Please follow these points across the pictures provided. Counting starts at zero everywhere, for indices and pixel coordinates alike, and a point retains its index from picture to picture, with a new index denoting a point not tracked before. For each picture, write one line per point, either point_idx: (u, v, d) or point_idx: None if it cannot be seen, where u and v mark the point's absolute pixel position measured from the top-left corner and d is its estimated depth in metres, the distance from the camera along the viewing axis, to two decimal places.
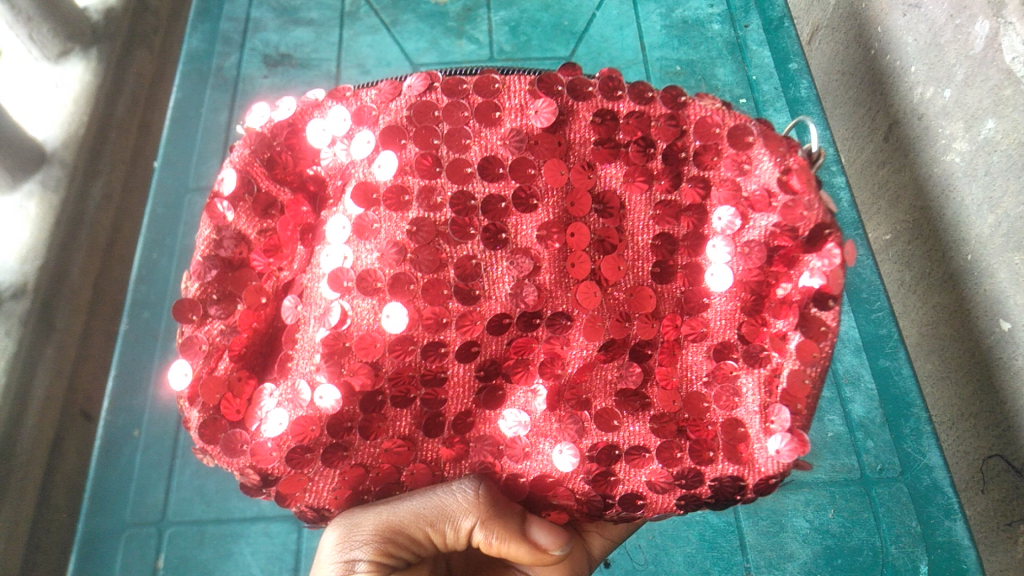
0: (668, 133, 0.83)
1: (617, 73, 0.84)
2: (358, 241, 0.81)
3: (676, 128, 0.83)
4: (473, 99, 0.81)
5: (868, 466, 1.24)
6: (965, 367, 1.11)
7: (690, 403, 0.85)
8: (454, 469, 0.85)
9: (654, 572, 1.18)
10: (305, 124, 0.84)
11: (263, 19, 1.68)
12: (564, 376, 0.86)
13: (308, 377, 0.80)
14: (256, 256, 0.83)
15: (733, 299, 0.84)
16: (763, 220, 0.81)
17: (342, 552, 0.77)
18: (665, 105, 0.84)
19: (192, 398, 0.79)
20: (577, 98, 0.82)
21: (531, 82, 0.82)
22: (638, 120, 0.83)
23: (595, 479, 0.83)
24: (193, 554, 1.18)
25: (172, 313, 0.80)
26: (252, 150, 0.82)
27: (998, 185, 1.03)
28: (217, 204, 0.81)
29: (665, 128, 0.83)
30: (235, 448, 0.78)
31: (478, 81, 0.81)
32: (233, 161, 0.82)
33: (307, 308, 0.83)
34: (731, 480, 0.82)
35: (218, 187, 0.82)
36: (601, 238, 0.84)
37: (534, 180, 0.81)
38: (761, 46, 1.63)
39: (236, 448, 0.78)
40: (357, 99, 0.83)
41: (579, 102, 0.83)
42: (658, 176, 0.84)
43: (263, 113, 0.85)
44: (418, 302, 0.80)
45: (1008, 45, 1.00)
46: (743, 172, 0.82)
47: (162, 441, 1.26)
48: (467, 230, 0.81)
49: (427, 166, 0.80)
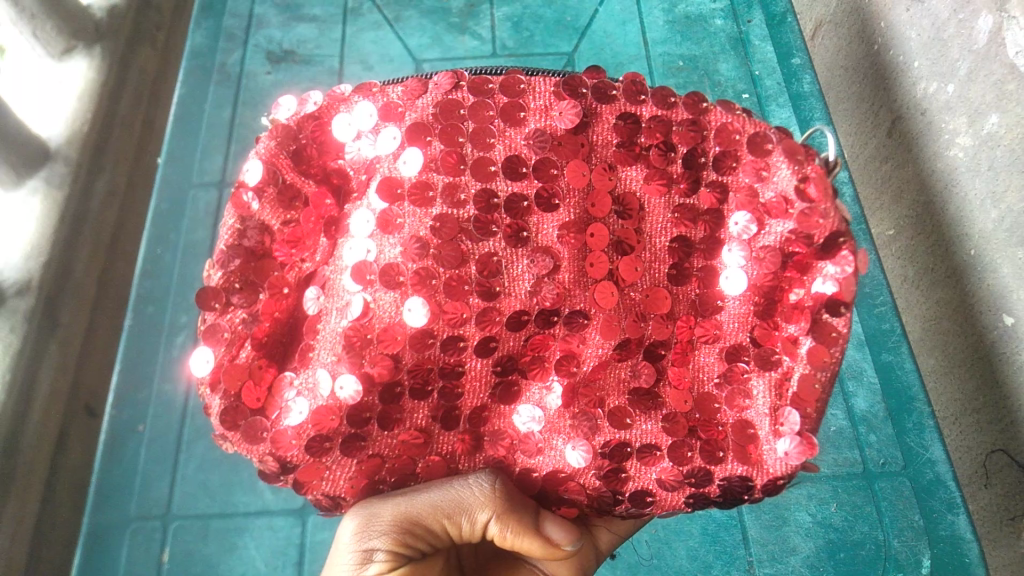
0: (688, 138, 0.83)
1: (641, 77, 0.85)
2: (382, 235, 0.80)
3: (697, 134, 0.83)
4: (498, 99, 0.81)
5: (871, 460, 1.24)
6: (968, 362, 1.11)
7: (702, 404, 0.86)
8: (469, 461, 0.87)
9: (657, 566, 1.18)
10: (331, 117, 0.84)
11: (266, 15, 1.68)
12: (580, 373, 0.86)
13: (329, 368, 0.80)
14: (278, 247, 0.83)
15: (747, 303, 0.85)
16: (779, 226, 0.80)
17: (360, 541, 0.78)
18: (686, 111, 0.83)
19: (214, 384, 0.79)
20: (601, 100, 0.83)
21: (555, 84, 0.83)
22: (660, 124, 0.82)
23: (606, 475, 0.84)
24: (198, 549, 1.18)
25: (194, 301, 0.79)
26: (277, 142, 0.82)
27: (1001, 180, 1.03)
28: (241, 194, 0.81)
29: (686, 133, 0.83)
30: (255, 435, 0.79)
31: (505, 81, 0.82)
32: (259, 153, 0.82)
33: (329, 300, 0.82)
34: (739, 480, 0.82)
35: (242, 178, 0.82)
36: (620, 239, 0.84)
37: (557, 180, 0.81)
38: (763, 42, 1.63)
39: (256, 435, 0.79)
40: (383, 95, 0.83)
41: (602, 104, 0.83)
42: (677, 180, 0.84)
43: (291, 107, 0.85)
44: (439, 296, 0.80)
45: (1010, 39, 1.00)
46: (761, 178, 0.81)
47: (166, 436, 1.26)
48: (490, 228, 0.81)
49: (452, 163, 0.80)
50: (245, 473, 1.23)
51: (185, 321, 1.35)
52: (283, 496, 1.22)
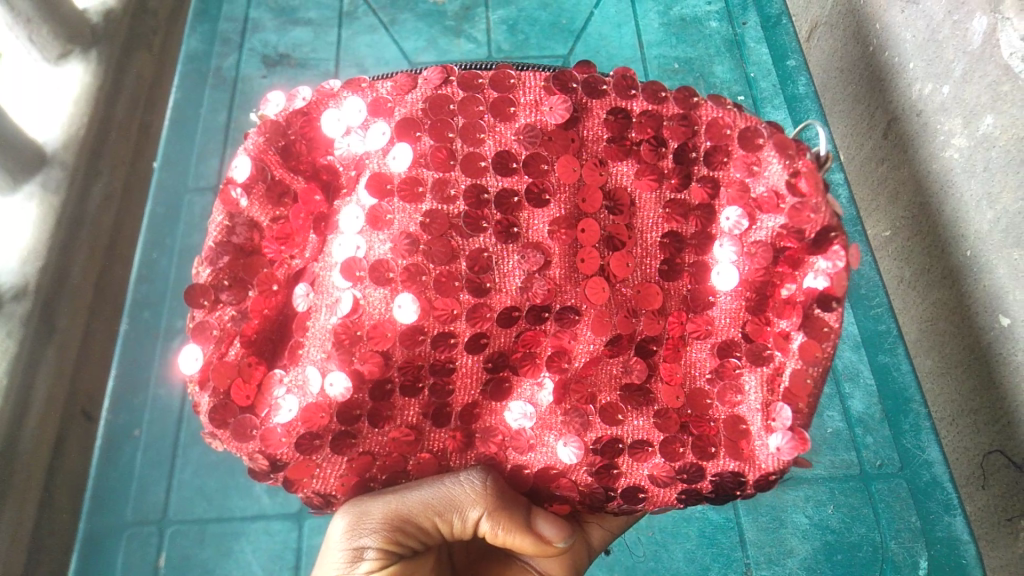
0: (679, 133, 0.82)
1: (632, 72, 0.85)
2: (372, 231, 0.81)
3: (687, 129, 0.82)
4: (487, 94, 0.82)
5: (867, 462, 1.24)
6: (965, 363, 1.11)
7: (693, 399, 0.86)
8: (460, 458, 0.86)
9: (653, 568, 1.17)
10: (321, 113, 0.84)
11: (261, 19, 1.68)
12: (570, 369, 0.87)
13: (319, 365, 0.80)
14: (267, 244, 0.83)
15: (738, 299, 0.85)
16: (769, 221, 0.80)
17: (351, 539, 0.77)
18: (677, 106, 0.83)
19: (204, 380, 0.80)
20: (591, 95, 0.83)
21: (546, 78, 0.82)
22: (651, 118, 0.83)
23: (597, 472, 0.84)
24: (194, 554, 1.16)
25: (183, 298, 0.80)
26: (267, 139, 0.82)
27: (997, 180, 1.03)
28: (230, 190, 0.81)
29: (677, 128, 0.82)
30: (245, 433, 0.78)
31: (495, 77, 0.82)
32: (248, 149, 0.82)
33: (319, 297, 0.83)
34: (731, 476, 0.82)
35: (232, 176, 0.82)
36: (610, 235, 0.84)
37: (546, 176, 0.82)
38: (758, 43, 1.63)
39: (246, 433, 0.78)
40: (372, 90, 0.84)
41: (593, 99, 0.83)
42: (668, 174, 0.84)
43: (280, 102, 0.85)
44: (429, 293, 0.81)
45: (1005, 40, 1.00)
46: (751, 173, 0.81)
47: (162, 440, 1.26)
48: (479, 224, 0.81)
49: (442, 158, 0.80)
50: (242, 477, 1.21)
51: (180, 325, 1.35)
52: (280, 500, 1.20)
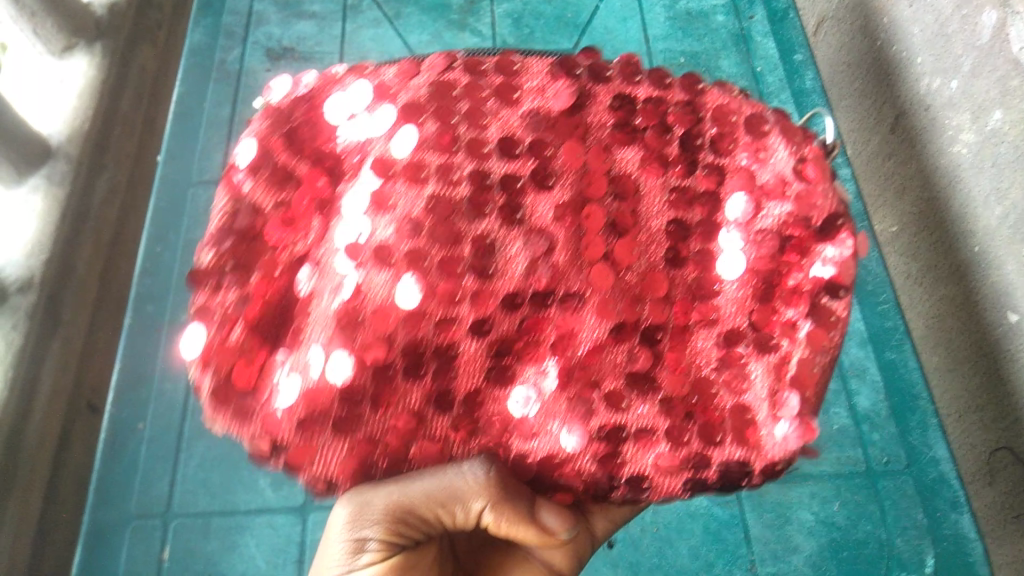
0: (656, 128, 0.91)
1: (627, 92, 0.93)
2: (375, 214, 0.85)
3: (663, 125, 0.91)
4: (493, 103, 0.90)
5: (874, 458, 1.22)
6: (973, 359, 1.12)
7: (698, 387, 0.86)
8: (464, 448, 0.84)
9: (657, 564, 1.16)
10: None
11: (266, 12, 1.67)
12: (575, 356, 0.85)
13: (321, 346, 0.83)
14: (272, 229, 0.87)
15: (745, 286, 0.87)
16: (776, 208, 0.88)
17: (353, 531, 0.76)
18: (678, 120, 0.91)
19: (205, 362, 0.83)
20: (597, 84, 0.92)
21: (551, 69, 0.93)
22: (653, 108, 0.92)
23: (602, 460, 0.84)
24: (198, 547, 1.16)
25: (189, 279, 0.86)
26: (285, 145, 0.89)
27: (1005, 177, 1.02)
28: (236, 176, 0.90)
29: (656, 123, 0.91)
30: (247, 413, 0.83)
31: (499, 87, 0.91)
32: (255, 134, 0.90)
33: (321, 280, 0.85)
34: (737, 463, 0.84)
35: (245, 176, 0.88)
36: (613, 221, 0.87)
37: (551, 159, 0.88)
38: (765, 38, 1.62)
39: (248, 413, 0.83)
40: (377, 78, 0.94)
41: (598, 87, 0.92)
42: (673, 161, 0.90)
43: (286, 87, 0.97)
44: (432, 276, 0.84)
45: (1015, 34, 0.99)
46: (758, 161, 0.90)
47: (166, 434, 1.25)
48: (483, 208, 0.86)
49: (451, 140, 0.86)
50: (247, 471, 1.21)
51: (182, 319, 1.35)
52: (284, 493, 1.20)
